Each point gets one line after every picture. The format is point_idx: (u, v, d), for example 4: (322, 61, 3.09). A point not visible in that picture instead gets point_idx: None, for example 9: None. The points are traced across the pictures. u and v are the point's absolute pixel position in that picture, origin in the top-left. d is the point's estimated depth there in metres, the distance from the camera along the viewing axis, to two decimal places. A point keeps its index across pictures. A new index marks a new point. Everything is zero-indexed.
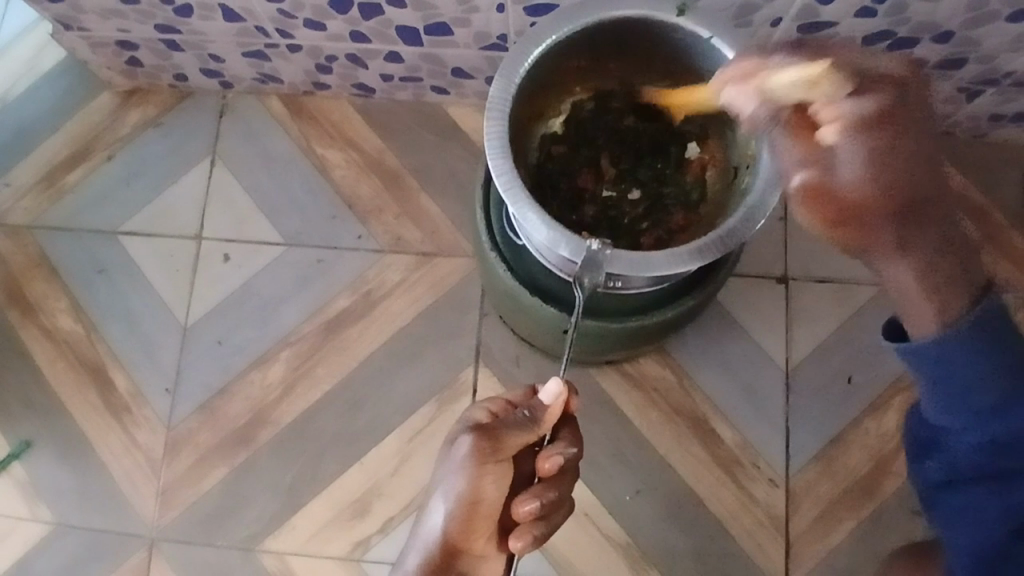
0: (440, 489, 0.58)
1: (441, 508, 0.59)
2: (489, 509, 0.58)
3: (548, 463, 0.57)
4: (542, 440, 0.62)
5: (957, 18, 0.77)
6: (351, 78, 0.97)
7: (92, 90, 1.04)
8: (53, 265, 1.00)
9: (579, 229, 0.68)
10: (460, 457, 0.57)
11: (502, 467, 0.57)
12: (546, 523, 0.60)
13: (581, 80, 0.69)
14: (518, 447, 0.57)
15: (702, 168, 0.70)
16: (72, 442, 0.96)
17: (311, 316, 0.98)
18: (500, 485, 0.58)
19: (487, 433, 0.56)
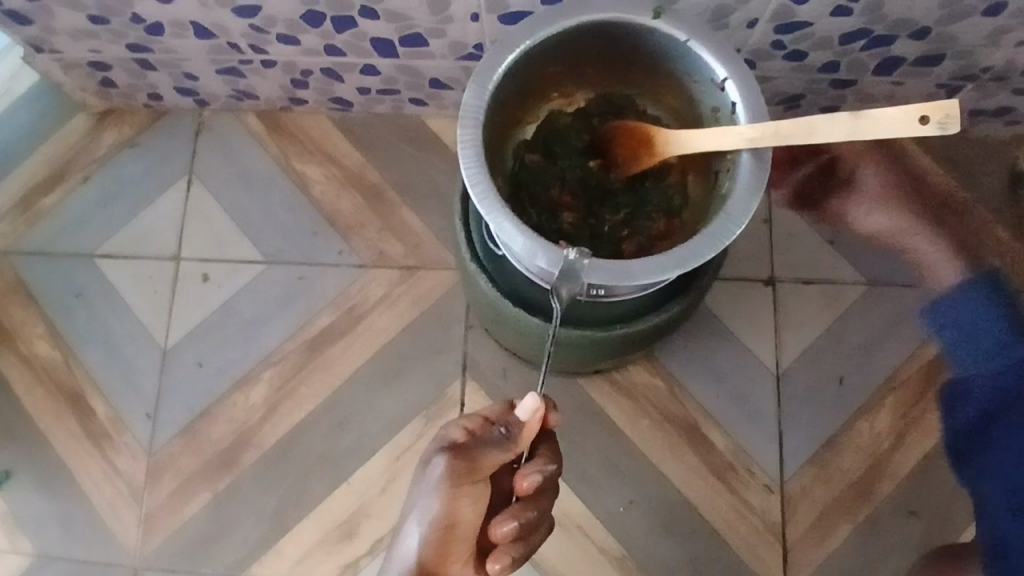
0: (414, 512, 0.57)
1: (414, 532, 0.57)
2: (465, 531, 0.57)
3: (526, 482, 0.56)
4: (521, 457, 0.61)
5: (933, 14, 0.77)
6: (328, 93, 0.96)
7: (66, 112, 1.03)
8: (29, 290, 0.98)
9: (558, 238, 0.67)
10: (435, 479, 0.55)
11: (477, 488, 0.56)
12: (524, 544, 0.58)
13: (557, 88, 0.69)
14: (494, 466, 0.56)
15: (682, 174, 0.69)
16: (51, 471, 0.93)
17: (294, 335, 0.96)
18: (476, 506, 0.56)
19: (463, 454, 0.55)
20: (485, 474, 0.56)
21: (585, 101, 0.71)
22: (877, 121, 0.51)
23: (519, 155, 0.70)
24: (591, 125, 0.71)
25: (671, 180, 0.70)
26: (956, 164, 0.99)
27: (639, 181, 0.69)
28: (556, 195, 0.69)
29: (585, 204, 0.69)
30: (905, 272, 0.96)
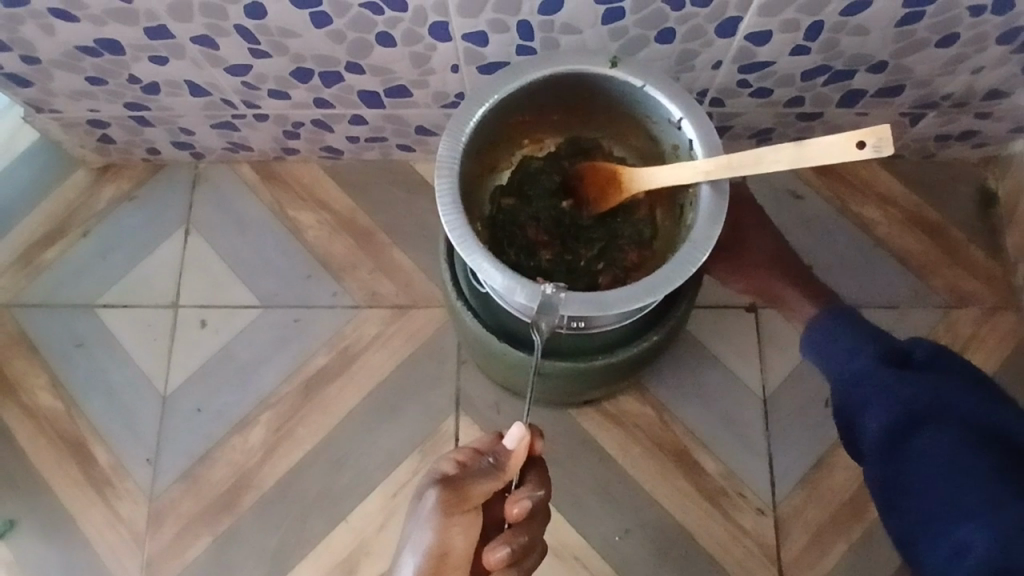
0: (408, 546, 0.58)
1: (408, 565, 0.58)
2: (459, 560, 0.58)
3: (516, 508, 0.57)
4: (511, 484, 0.63)
5: (888, 48, 0.81)
6: (319, 142, 1.00)
7: (67, 168, 1.07)
8: (31, 342, 1.01)
9: (538, 274, 0.70)
10: (428, 510, 0.57)
11: (468, 517, 0.58)
12: (518, 568, 0.60)
13: (528, 134, 0.73)
14: (484, 495, 0.58)
15: (651, 208, 0.73)
16: (54, 520, 0.94)
17: (290, 376, 0.98)
18: (468, 534, 0.58)
19: (453, 484, 0.57)
20: (476, 503, 0.58)
21: (554, 145, 0.75)
22: (820, 148, 0.55)
23: (496, 199, 0.73)
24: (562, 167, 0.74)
25: (642, 214, 0.73)
26: (926, 186, 1.02)
27: (610, 217, 0.73)
28: (533, 234, 0.72)
29: (561, 241, 0.72)
30: (882, 294, 0.99)
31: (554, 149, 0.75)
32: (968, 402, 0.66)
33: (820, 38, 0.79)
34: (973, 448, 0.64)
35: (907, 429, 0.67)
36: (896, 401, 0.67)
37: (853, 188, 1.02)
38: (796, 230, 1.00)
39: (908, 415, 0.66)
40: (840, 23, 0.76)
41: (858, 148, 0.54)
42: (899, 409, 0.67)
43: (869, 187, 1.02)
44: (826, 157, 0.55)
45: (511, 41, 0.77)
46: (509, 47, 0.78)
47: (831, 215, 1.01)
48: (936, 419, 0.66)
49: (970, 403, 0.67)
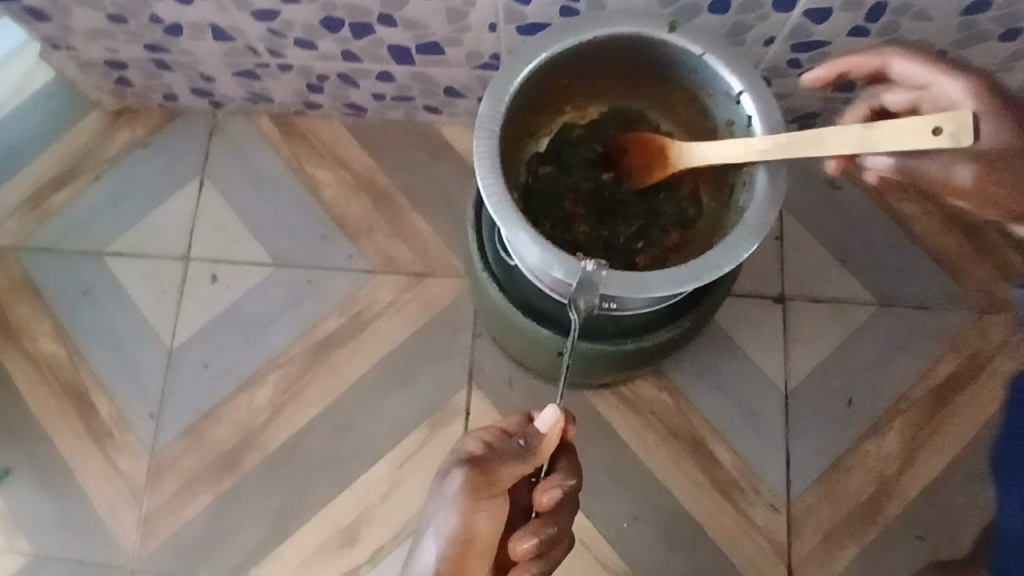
0: (430, 527, 0.56)
1: (431, 547, 0.56)
2: (484, 547, 0.55)
3: (545, 497, 0.55)
4: (540, 470, 0.61)
5: (949, 37, 0.77)
6: (342, 98, 0.97)
7: (80, 109, 1.03)
8: (37, 287, 0.98)
9: (571, 250, 0.67)
10: (453, 493, 0.54)
11: (496, 503, 0.55)
12: (543, 560, 0.57)
13: (570, 100, 0.69)
14: (513, 480, 0.55)
15: (694, 187, 0.69)
16: (53, 469, 0.93)
17: (300, 338, 0.96)
18: (495, 521, 0.55)
19: (481, 467, 0.54)
20: (504, 488, 0.55)
21: (597, 113, 0.71)
22: (888, 132, 0.50)
23: (532, 166, 0.70)
24: (603, 137, 0.71)
25: (686, 193, 0.69)
26: None
27: (652, 195, 0.70)
28: (569, 206, 0.69)
29: (598, 215, 0.69)
30: (915, 293, 0.95)
31: (595, 118, 0.71)
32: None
33: (881, 19, 0.74)
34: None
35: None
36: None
37: None
38: (831, 223, 0.97)
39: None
40: (904, 5, 0.72)
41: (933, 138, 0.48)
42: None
43: None
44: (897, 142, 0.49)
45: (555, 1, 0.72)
46: (553, 7, 0.73)
47: (868, 207, 0.97)
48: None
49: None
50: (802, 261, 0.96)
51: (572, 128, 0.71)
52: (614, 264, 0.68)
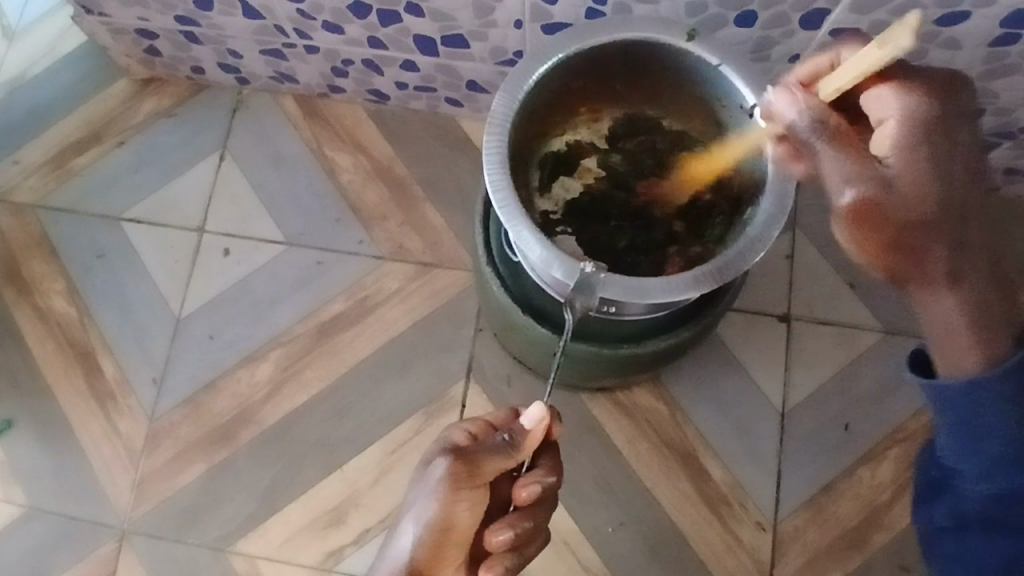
0: (410, 513, 0.57)
1: (409, 532, 0.57)
2: (461, 538, 0.56)
3: (525, 491, 0.56)
4: (522, 466, 0.61)
5: (975, 68, 0.76)
6: (366, 84, 0.97)
7: (109, 76, 1.05)
8: (53, 245, 1.00)
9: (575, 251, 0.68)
10: (435, 481, 0.55)
11: (476, 494, 0.55)
12: (518, 554, 0.58)
13: (586, 102, 0.69)
14: (495, 473, 0.55)
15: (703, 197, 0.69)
16: (54, 425, 0.95)
17: (305, 318, 0.97)
18: (474, 512, 0.56)
19: (464, 458, 0.55)
20: (485, 480, 0.55)
21: (610, 119, 0.72)
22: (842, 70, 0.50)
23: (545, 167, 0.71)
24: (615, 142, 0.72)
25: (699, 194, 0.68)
26: None
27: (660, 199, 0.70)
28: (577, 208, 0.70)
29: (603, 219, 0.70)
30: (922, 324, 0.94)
31: (607, 123, 0.72)
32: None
33: (909, 45, 0.74)
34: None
35: (1003, 505, 0.50)
36: (1005, 444, 0.48)
37: None
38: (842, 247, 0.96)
39: (999, 492, 0.50)
40: (932, 32, 0.72)
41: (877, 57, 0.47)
42: (991, 469, 0.49)
43: None
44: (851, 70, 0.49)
45: (582, 2, 0.73)
46: (579, 9, 0.74)
47: None
48: None
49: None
50: (811, 282, 0.95)
51: (584, 131, 0.72)
52: (618, 267, 0.68)
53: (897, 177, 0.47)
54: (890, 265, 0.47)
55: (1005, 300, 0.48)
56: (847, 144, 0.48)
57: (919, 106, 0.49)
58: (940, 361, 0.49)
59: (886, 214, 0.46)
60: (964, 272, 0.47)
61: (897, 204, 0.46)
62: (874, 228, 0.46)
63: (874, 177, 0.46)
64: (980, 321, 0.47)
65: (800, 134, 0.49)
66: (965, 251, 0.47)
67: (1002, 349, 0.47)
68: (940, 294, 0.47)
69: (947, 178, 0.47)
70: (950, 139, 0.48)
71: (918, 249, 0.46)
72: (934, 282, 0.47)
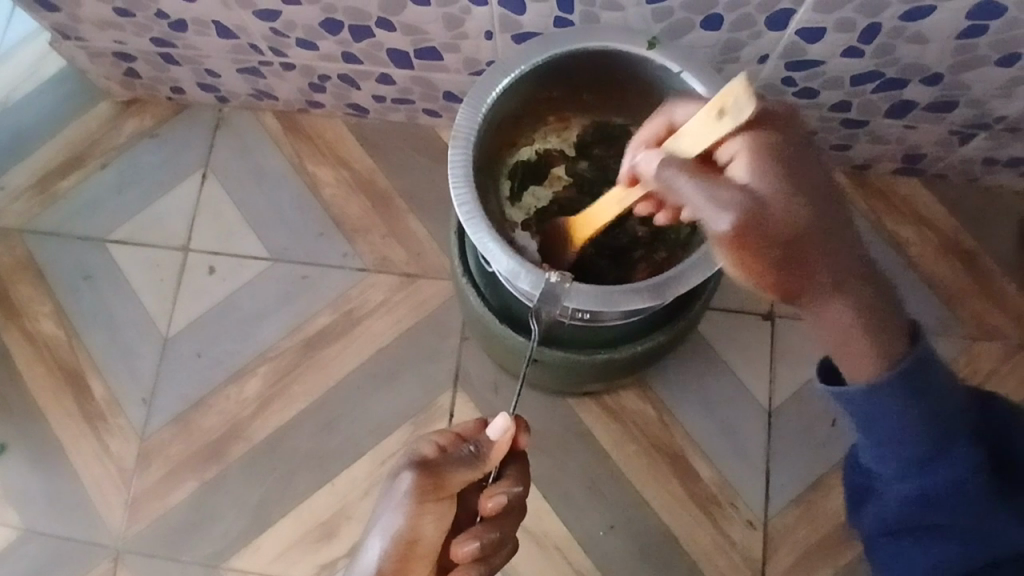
0: (377, 526, 0.57)
1: (375, 545, 0.56)
2: (428, 549, 0.57)
3: (491, 502, 0.56)
4: (489, 476, 0.61)
5: (943, 62, 0.77)
6: (344, 98, 0.98)
7: (91, 99, 1.06)
8: (40, 269, 1.01)
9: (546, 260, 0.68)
10: (401, 494, 0.55)
11: (442, 506, 0.56)
12: (485, 565, 0.58)
13: (554, 111, 0.70)
14: (461, 485, 0.56)
15: None
16: (45, 448, 0.95)
17: (291, 333, 0.97)
18: (440, 524, 0.57)
19: (429, 470, 0.55)
20: (451, 492, 0.56)
21: (580, 126, 0.73)
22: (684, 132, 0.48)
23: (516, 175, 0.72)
24: (584, 150, 0.73)
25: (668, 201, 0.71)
26: (967, 211, 0.97)
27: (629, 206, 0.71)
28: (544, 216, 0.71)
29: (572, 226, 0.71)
30: None
31: (577, 131, 0.73)
32: (969, 415, 0.49)
33: (876, 41, 0.75)
34: (988, 478, 0.50)
35: (919, 504, 0.51)
36: (914, 443, 0.48)
37: (889, 204, 0.98)
38: None
39: (912, 493, 0.50)
40: (897, 28, 0.73)
41: (719, 119, 0.45)
42: (903, 468, 0.49)
43: (905, 206, 0.98)
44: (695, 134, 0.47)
45: (550, 11, 0.73)
46: (547, 18, 0.74)
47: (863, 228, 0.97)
48: (954, 450, 0.49)
49: (963, 401, 0.49)
50: None
51: (554, 140, 0.73)
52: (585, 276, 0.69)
53: (766, 196, 0.41)
54: (778, 286, 0.42)
55: (887, 298, 0.45)
56: (702, 179, 0.42)
57: (760, 133, 0.45)
58: (846, 372, 0.47)
59: (768, 235, 0.40)
60: (846, 282, 0.43)
61: (779, 225, 0.40)
62: (759, 254, 0.41)
63: (742, 201, 0.40)
64: (870, 328, 0.44)
65: (663, 176, 0.44)
66: (846, 263, 0.43)
67: (898, 352, 0.45)
68: (832, 306, 0.43)
69: (815, 183, 0.43)
70: (804, 158, 0.44)
71: (807, 266, 0.41)
72: (822, 296, 0.43)
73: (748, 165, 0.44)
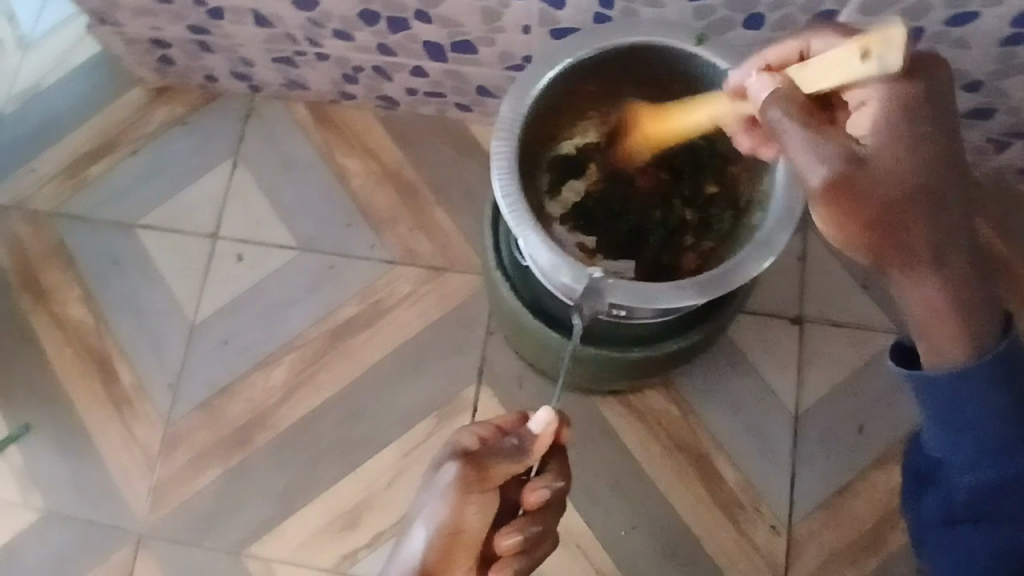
0: (420, 516, 0.57)
1: (419, 536, 0.57)
2: (472, 540, 0.56)
3: (533, 496, 0.57)
4: (530, 469, 0.61)
5: (985, 67, 0.76)
6: (376, 90, 0.98)
7: (124, 85, 1.06)
8: (70, 253, 1.01)
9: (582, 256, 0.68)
10: (445, 484, 0.56)
11: (487, 497, 0.56)
12: (526, 558, 0.59)
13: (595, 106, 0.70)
14: (505, 477, 0.57)
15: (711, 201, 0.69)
16: (71, 431, 0.96)
17: (317, 322, 0.98)
18: (483, 515, 0.56)
19: (474, 461, 0.56)
20: (495, 484, 0.56)
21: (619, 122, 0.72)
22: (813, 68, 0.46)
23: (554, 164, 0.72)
24: (624, 145, 0.72)
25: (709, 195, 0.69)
26: None
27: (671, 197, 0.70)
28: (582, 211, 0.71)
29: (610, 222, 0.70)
30: None
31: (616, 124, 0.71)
32: None
33: (919, 45, 0.74)
34: None
35: (989, 495, 0.51)
36: (990, 431, 0.48)
37: None
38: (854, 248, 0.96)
39: (983, 484, 0.50)
40: (941, 32, 0.72)
41: (860, 59, 0.43)
42: (977, 458, 0.49)
43: None
44: (827, 69, 0.45)
45: (590, 6, 0.73)
46: (587, 13, 0.74)
47: None
48: None
49: None
50: (823, 282, 0.95)
51: (593, 134, 0.72)
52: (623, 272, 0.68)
53: (873, 157, 0.44)
54: (868, 247, 0.44)
55: (982, 282, 0.45)
56: (809, 131, 0.44)
57: (901, 89, 0.45)
58: (927, 352, 0.48)
59: (861, 196, 0.43)
60: (946, 255, 0.44)
61: (875, 187, 0.43)
62: (850, 214, 0.43)
63: (847, 155, 0.43)
64: (958, 308, 0.45)
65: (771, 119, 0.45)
66: (948, 235, 0.44)
67: (990, 340, 0.46)
68: (921, 278, 0.45)
69: (923, 153, 0.44)
70: (924, 125, 0.45)
71: (900, 232, 0.44)
72: (920, 265, 0.44)
73: (867, 126, 0.45)
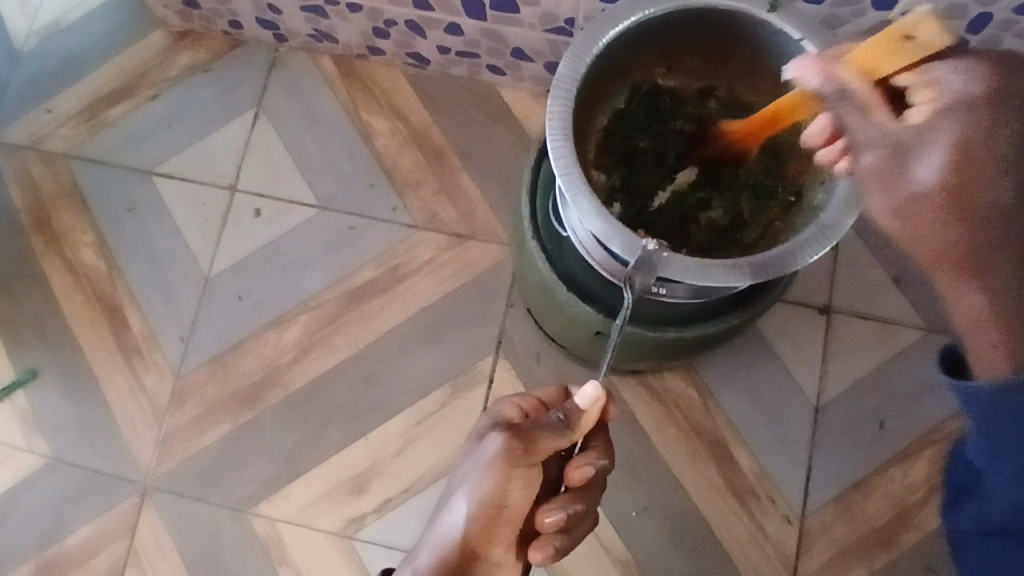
0: (461, 489, 0.57)
1: (462, 508, 0.57)
2: (513, 516, 0.56)
3: (577, 474, 0.56)
4: (573, 447, 0.61)
5: None
6: (407, 46, 0.95)
7: (146, 27, 1.03)
8: (84, 198, 0.99)
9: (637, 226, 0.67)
10: (489, 457, 0.55)
11: (532, 473, 0.55)
12: (567, 536, 0.59)
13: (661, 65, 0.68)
14: (550, 452, 0.56)
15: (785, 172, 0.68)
16: (79, 378, 0.95)
17: (335, 283, 0.95)
18: (527, 491, 0.56)
19: (520, 435, 0.55)
20: (541, 458, 0.55)
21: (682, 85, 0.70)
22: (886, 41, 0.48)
23: (630, 113, 0.70)
24: (686, 111, 0.71)
25: (760, 177, 0.68)
26: None
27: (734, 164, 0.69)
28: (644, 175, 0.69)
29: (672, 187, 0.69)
30: None
31: (709, 84, 0.71)
32: None
33: (983, 32, 0.71)
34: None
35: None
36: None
37: None
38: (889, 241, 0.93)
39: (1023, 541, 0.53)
40: (1008, 20, 0.69)
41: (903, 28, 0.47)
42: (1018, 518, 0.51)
43: None
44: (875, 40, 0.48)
45: None
46: None
47: None
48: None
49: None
50: (854, 274, 0.93)
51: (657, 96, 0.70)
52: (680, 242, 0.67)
53: (923, 137, 0.40)
54: (911, 237, 0.41)
55: None
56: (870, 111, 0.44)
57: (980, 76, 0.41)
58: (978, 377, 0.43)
59: (899, 175, 0.40)
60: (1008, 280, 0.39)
61: (923, 173, 0.40)
62: (892, 190, 0.40)
63: (892, 138, 0.41)
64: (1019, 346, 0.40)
65: (830, 96, 0.47)
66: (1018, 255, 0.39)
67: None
68: (977, 300, 0.40)
69: (1007, 150, 0.39)
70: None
71: (945, 227, 0.39)
72: (966, 279, 0.40)
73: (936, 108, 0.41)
